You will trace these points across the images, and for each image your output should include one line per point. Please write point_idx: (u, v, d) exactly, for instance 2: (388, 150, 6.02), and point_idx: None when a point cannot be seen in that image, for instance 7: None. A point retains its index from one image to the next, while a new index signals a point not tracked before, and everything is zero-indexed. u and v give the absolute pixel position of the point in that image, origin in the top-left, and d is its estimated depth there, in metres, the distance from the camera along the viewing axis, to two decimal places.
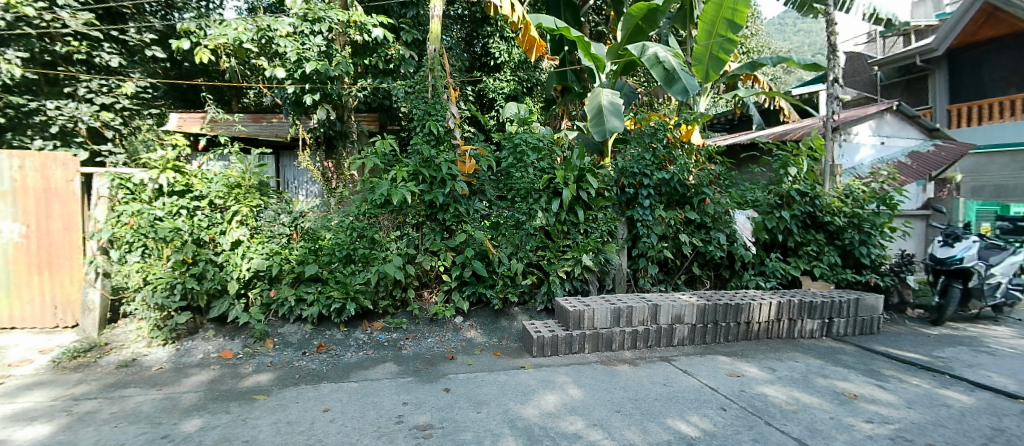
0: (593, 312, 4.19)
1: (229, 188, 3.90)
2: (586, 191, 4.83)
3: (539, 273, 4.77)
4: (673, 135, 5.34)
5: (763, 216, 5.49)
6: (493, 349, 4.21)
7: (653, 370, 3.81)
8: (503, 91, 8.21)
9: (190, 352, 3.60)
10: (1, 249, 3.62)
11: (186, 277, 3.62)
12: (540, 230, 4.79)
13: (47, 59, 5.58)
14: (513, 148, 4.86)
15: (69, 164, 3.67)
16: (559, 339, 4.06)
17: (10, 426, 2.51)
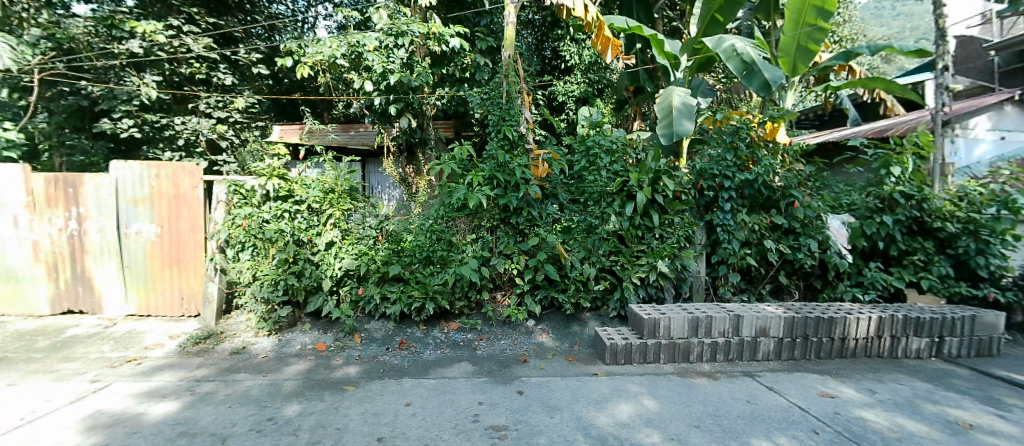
0: (669, 321, 3.99)
1: (325, 193, 4.24)
2: (662, 194, 4.63)
3: (613, 278, 4.65)
4: (757, 134, 4.97)
5: (862, 220, 4.92)
6: (565, 354, 4.17)
7: (735, 386, 3.55)
8: (574, 94, 8.11)
9: (289, 343, 3.94)
10: (142, 246, 4.19)
11: (288, 274, 3.98)
12: (614, 234, 4.66)
13: (176, 81, 6.42)
14: (585, 151, 4.78)
15: (195, 173, 4.16)
16: (633, 347, 3.93)
17: (149, 400, 2.90)
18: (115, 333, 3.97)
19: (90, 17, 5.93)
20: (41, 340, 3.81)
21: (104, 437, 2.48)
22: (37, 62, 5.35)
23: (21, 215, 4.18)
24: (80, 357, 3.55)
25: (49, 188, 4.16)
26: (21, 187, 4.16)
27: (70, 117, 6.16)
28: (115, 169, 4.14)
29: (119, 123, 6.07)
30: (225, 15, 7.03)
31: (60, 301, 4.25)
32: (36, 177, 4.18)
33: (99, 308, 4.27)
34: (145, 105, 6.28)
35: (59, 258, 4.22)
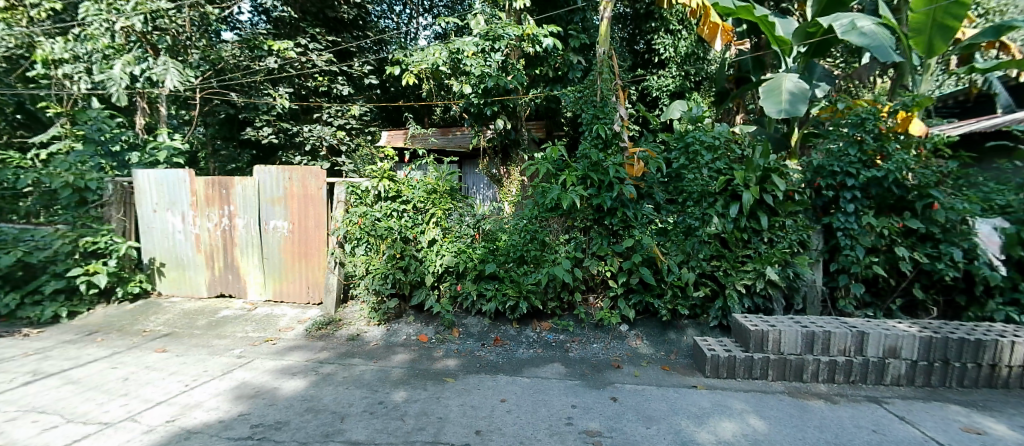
0: (780, 334, 3.60)
1: (428, 194, 4.49)
2: (772, 194, 4.21)
3: (714, 285, 4.32)
4: (886, 125, 4.26)
5: (1020, 225, 4.05)
6: (661, 363, 3.97)
7: (858, 412, 3.11)
8: (669, 89, 7.66)
9: (396, 333, 4.23)
10: (278, 240, 4.75)
11: (396, 269, 4.30)
12: (715, 237, 4.34)
13: (303, 93, 7.23)
14: (684, 148, 4.47)
15: (319, 175, 4.61)
16: (736, 360, 3.61)
17: (282, 377, 3.28)
18: (255, 315, 4.56)
19: (236, 40, 6.82)
20: (201, 318, 4.51)
21: (249, 406, 2.85)
22: (197, 84, 6.26)
23: (187, 212, 4.96)
24: (229, 335, 4.13)
25: (208, 190, 4.88)
26: (187, 188, 4.94)
27: (220, 128, 7.31)
28: (257, 173, 4.73)
29: (261, 131, 6.99)
30: (342, 33, 7.72)
31: (215, 286, 4.98)
32: (198, 180, 4.93)
33: (244, 293, 4.92)
34: (280, 115, 7.12)
35: (215, 249, 4.94)
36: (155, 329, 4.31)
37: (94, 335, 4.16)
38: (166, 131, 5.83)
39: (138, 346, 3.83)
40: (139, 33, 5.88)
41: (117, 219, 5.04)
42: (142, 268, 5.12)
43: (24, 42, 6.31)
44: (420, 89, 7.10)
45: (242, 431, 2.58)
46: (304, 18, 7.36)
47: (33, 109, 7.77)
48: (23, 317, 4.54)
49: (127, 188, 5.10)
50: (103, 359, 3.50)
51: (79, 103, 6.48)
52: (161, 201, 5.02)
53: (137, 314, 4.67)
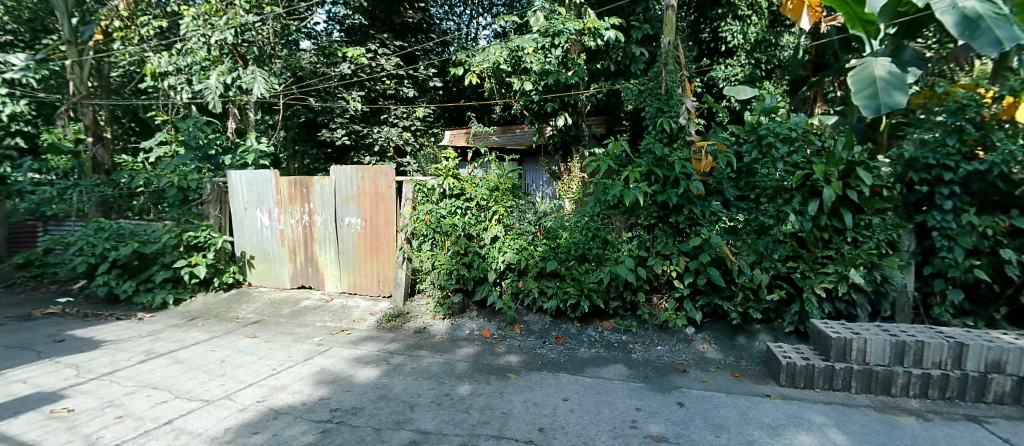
0: (865, 343, 3.28)
1: (491, 191, 4.56)
2: (856, 190, 3.85)
3: (791, 288, 4.02)
4: (989, 112, 3.78)
5: None
6: (730, 369, 3.77)
7: (957, 432, 2.78)
8: (737, 78, 7.23)
9: (460, 327, 4.33)
10: (352, 236, 5.01)
11: (460, 265, 4.41)
12: (792, 236, 4.04)
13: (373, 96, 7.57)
14: (756, 140, 4.20)
15: (389, 174, 4.81)
16: (815, 370, 3.34)
17: (357, 365, 3.46)
18: (332, 306, 4.84)
19: (313, 49, 7.33)
20: (285, 307, 4.87)
21: (328, 391, 3.05)
22: (282, 89, 6.75)
23: (273, 210, 5.37)
24: (309, 324, 4.43)
25: (291, 189, 5.25)
26: (273, 188, 5.34)
27: (299, 132, 7.83)
28: (333, 172, 5.02)
29: (335, 133, 7.42)
30: (408, 37, 8.04)
31: (296, 278, 5.34)
32: (282, 180, 5.32)
33: (322, 284, 5.23)
34: (352, 118, 7.51)
35: (297, 243, 5.30)
36: (246, 316, 4.72)
37: (195, 320, 4.63)
38: (254, 135, 6.28)
39: (232, 332, 4.20)
40: (230, 46, 6.46)
41: (215, 215, 5.55)
42: (235, 260, 5.60)
43: (136, 58, 7.11)
44: (482, 88, 7.22)
45: (323, 414, 2.75)
46: (373, 24, 7.71)
47: (143, 118, 8.74)
48: (139, 302, 5.14)
49: (223, 187, 5.61)
50: (203, 342, 3.87)
51: (180, 111, 7.22)
52: (251, 199, 5.47)
53: (230, 302, 5.13)
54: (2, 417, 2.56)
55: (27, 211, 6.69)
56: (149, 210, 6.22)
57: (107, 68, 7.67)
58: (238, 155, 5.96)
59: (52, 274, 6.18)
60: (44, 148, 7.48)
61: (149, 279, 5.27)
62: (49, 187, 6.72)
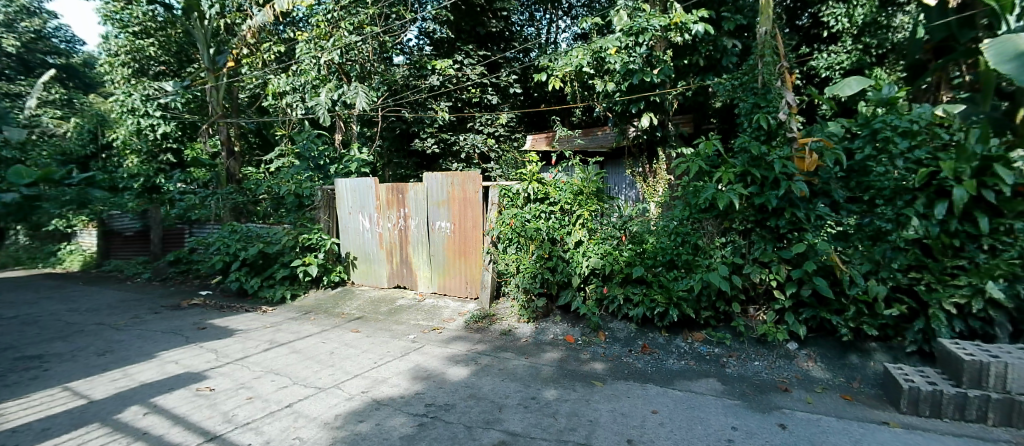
0: (1009, 367, 2.72)
1: (575, 195, 4.54)
2: (995, 189, 3.20)
3: (913, 302, 3.44)
4: None
5: None
6: (840, 391, 3.34)
7: None
8: (842, 66, 6.47)
9: (544, 331, 4.34)
10: (442, 240, 5.26)
11: (545, 269, 4.45)
12: (914, 243, 3.45)
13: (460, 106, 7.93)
14: (871, 136, 3.67)
15: (476, 180, 4.98)
16: (943, 397, 2.83)
17: (448, 363, 3.62)
18: (424, 305, 5.09)
19: (405, 63, 7.78)
20: (383, 305, 5.24)
21: (423, 386, 3.22)
22: (380, 102, 7.34)
23: (372, 214, 5.80)
24: (404, 322, 4.72)
25: (388, 195, 5.65)
26: (372, 194, 5.78)
27: (393, 141, 8.33)
28: (426, 178, 5.31)
29: (426, 142, 7.87)
30: (490, 46, 8.26)
31: (392, 278, 5.70)
32: (381, 186, 5.73)
33: (414, 284, 5.53)
34: (440, 127, 7.90)
35: (393, 245, 5.66)
36: (350, 312, 5.16)
37: (309, 314, 5.14)
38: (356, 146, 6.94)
39: (338, 326, 4.59)
40: (337, 65, 7.10)
41: (325, 219, 6.12)
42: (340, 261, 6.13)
43: (259, 81, 8.08)
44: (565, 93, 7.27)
45: (419, 408, 2.91)
46: (458, 36, 8.03)
47: (264, 134, 9.90)
48: (263, 296, 5.82)
49: (330, 194, 6.19)
50: (315, 334, 4.27)
51: (295, 127, 8.09)
52: (353, 204, 5.96)
53: (336, 299, 5.61)
54: (161, 392, 3.02)
55: (179, 216, 7.89)
56: (270, 215, 7.04)
57: (236, 91, 8.81)
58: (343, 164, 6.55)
59: (196, 270, 7.22)
60: (190, 162, 8.77)
61: (270, 276, 5.96)
62: (194, 195, 7.87)
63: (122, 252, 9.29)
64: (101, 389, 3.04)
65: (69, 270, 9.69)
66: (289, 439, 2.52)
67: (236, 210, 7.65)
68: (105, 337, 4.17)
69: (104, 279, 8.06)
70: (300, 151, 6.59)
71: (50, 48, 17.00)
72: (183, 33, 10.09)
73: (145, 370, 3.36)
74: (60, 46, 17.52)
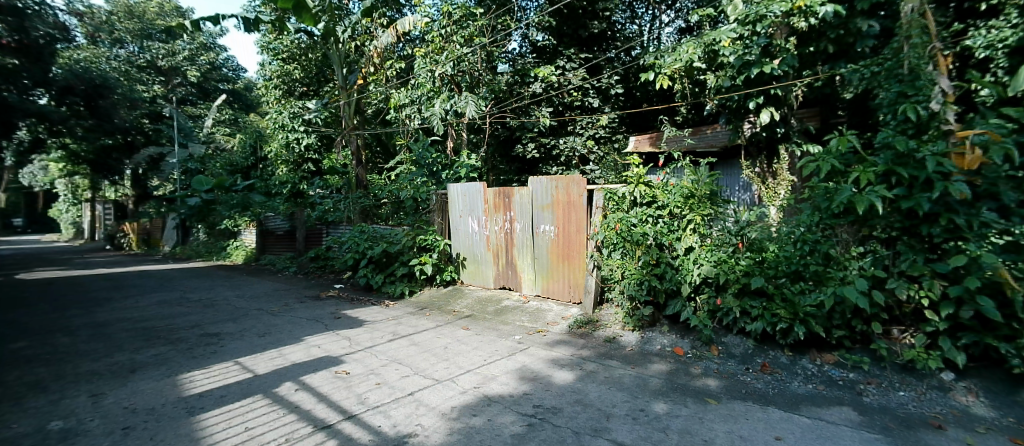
0: None
1: (685, 198, 4.32)
2: None
3: None
4: None
5: None
6: (1013, 435, 2.64)
7: None
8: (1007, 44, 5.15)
9: (651, 342, 4.19)
10: (546, 243, 5.34)
11: (652, 276, 4.28)
12: None
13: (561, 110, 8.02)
14: None
15: (581, 183, 4.98)
16: None
17: (554, 367, 3.66)
18: (528, 307, 5.21)
19: (509, 71, 8.09)
20: (490, 305, 5.46)
21: (531, 387, 3.29)
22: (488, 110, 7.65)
23: (480, 217, 6.09)
24: (509, 323, 4.89)
25: (495, 199, 5.88)
26: (480, 197, 6.07)
27: (497, 147, 8.68)
28: (530, 183, 5.43)
29: (527, 148, 8.10)
30: (593, 47, 8.26)
31: (498, 279, 5.91)
32: (489, 191, 5.99)
33: (518, 286, 5.68)
34: (542, 132, 8.05)
35: (499, 248, 5.88)
36: (460, 310, 5.47)
37: (424, 310, 5.56)
38: (465, 152, 7.40)
39: (450, 323, 4.89)
40: (450, 77, 7.51)
41: (439, 222, 6.60)
42: (452, 261, 6.52)
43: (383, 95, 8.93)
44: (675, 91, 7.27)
45: (528, 409, 2.99)
46: (561, 40, 8.16)
47: (385, 143, 10.68)
48: (386, 291, 6.43)
49: (443, 198, 6.64)
50: (431, 329, 4.60)
51: (413, 136, 8.84)
52: (462, 207, 6.31)
53: (447, 297, 5.98)
54: (307, 372, 3.47)
55: (318, 218, 9.00)
56: (391, 217, 7.74)
57: (364, 106, 9.84)
58: (453, 170, 7.02)
59: (330, 266, 8.16)
60: (326, 170, 9.93)
61: (391, 273, 6.56)
62: (330, 200, 8.90)
63: (274, 249, 10.81)
64: (263, 365, 3.58)
65: (234, 263, 11.52)
66: (412, 425, 2.74)
67: (363, 212, 8.52)
68: (265, 320, 4.91)
69: (262, 271, 9.46)
70: (418, 159, 7.31)
71: (222, 77, 20.37)
72: (321, 56, 11.49)
73: (295, 352, 3.89)
74: (228, 74, 20.87)
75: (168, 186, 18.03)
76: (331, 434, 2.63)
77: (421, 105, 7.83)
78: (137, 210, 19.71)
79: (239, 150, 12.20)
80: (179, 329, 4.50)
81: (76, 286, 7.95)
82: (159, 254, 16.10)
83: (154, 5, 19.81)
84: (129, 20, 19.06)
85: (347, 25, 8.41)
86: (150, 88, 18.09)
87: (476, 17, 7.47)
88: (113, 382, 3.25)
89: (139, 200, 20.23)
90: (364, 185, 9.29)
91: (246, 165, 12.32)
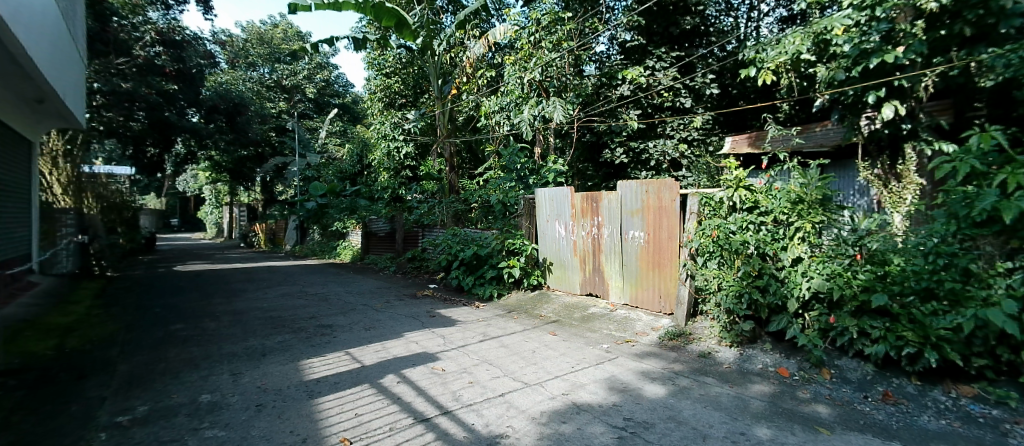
0: None
1: (793, 204, 3.96)
2: None
3: None
4: None
5: None
6: None
7: None
8: None
9: (751, 360, 3.92)
10: (636, 250, 5.23)
11: (753, 288, 3.98)
12: None
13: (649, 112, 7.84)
14: None
15: (673, 187, 4.81)
16: None
17: (644, 379, 3.57)
18: (616, 315, 5.13)
19: (596, 73, 8.03)
20: (577, 311, 5.46)
21: (621, 399, 3.23)
22: (576, 114, 7.59)
23: (568, 222, 6.13)
24: (597, 331, 4.86)
25: (583, 204, 5.90)
26: (568, 202, 6.12)
27: (583, 152, 8.66)
28: (620, 187, 5.38)
29: (615, 152, 8.02)
30: (684, 44, 7.97)
31: (585, 285, 5.89)
32: (576, 195, 6.03)
33: (606, 294, 5.61)
34: (630, 135, 7.92)
35: (586, 253, 5.87)
36: (546, 315, 5.53)
37: (512, 313, 5.71)
38: (553, 158, 7.55)
39: (537, 327, 4.98)
40: (538, 82, 7.59)
41: (527, 226, 6.78)
42: (538, 265, 6.61)
43: (473, 104, 9.27)
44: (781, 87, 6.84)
45: (618, 421, 2.94)
46: (651, 39, 7.98)
47: (474, 150, 11.10)
48: (476, 293, 6.70)
49: (531, 202, 6.80)
50: (519, 332, 4.71)
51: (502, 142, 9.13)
52: (551, 212, 6.41)
53: (534, 301, 6.08)
54: (407, 366, 3.72)
55: (415, 221, 9.62)
56: (480, 220, 8.05)
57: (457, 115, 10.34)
58: (542, 175, 7.28)
59: (425, 266, 8.69)
60: (422, 176, 10.62)
61: (480, 275, 6.83)
62: (426, 205, 9.48)
63: (376, 249, 11.72)
64: (369, 357, 3.91)
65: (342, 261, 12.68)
66: (503, 426, 2.83)
67: (455, 217, 8.96)
68: (369, 315, 5.35)
69: (366, 270, 10.32)
70: (507, 164, 7.56)
71: (334, 93, 22.43)
72: (418, 70, 12.25)
73: (396, 346, 4.19)
74: (340, 90, 22.91)
75: (288, 191, 20.36)
76: (430, 428, 2.80)
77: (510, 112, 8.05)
78: (265, 212, 22.51)
79: (347, 159, 13.45)
80: (299, 319, 5.08)
81: (218, 278, 9.29)
82: (281, 252, 18.25)
83: (279, 31, 22.57)
84: (261, 46, 21.75)
85: (443, 38, 8.91)
86: (276, 105, 20.65)
87: (564, 21, 7.52)
88: (249, 364, 3.75)
89: (266, 203, 23.14)
90: (457, 190, 9.70)
91: (353, 171, 13.69)
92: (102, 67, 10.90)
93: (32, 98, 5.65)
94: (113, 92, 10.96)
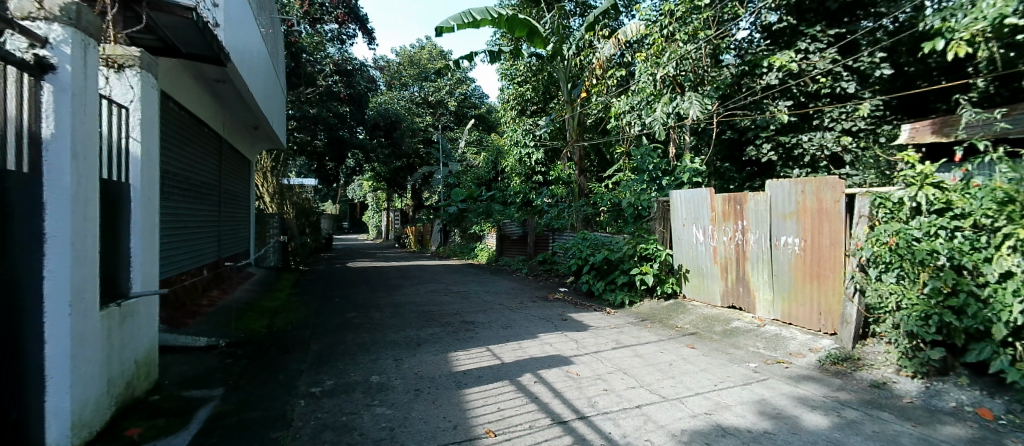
0: None
1: (1002, 204, 3.20)
2: None
3: None
4: None
5: None
6: None
7: None
8: None
9: (940, 395, 3.26)
10: (791, 258, 4.73)
11: (944, 309, 3.29)
12: None
13: (803, 100, 7.12)
14: None
15: (837, 186, 4.25)
16: None
17: (802, 407, 3.23)
18: (765, 332, 4.71)
19: (735, 63, 7.49)
20: (717, 324, 5.13)
21: (774, 427, 2.96)
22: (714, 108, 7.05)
23: (708, 226, 5.80)
24: (741, 347, 4.51)
25: (725, 206, 5.53)
26: (708, 205, 5.80)
27: (723, 149, 8.13)
28: (770, 188, 4.94)
29: (762, 150, 7.39)
30: (843, 19, 6.98)
31: (727, 297, 5.52)
32: (717, 197, 5.69)
33: (753, 307, 5.18)
34: (779, 129, 7.26)
35: (729, 260, 5.50)
36: (683, 326, 5.30)
37: (646, 321, 5.59)
38: (689, 157, 7.20)
39: (673, 338, 4.80)
40: (672, 77, 7.27)
41: (660, 231, 6.58)
42: (673, 272, 6.37)
43: (603, 106, 9.20)
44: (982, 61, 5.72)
45: None
46: (802, 17, 7.12)
47: (603, 152, 11.00)
48: (606, 299, 6.68)
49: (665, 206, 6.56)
50: (654, 343, 4.59)
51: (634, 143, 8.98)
52: (688, 216, 6.13)
53: (669, 310, 5.87)
54: (543, 367, 3.89)
55: (547, 224, 9.92)
56: (612, 224, 8.00)
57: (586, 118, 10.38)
58: (675, 177, 6.97)
59: (556, 270, 8.94)
60: (553, 181, 10.88)
61: (611, 280, 6.80)
62: (557, 209, 9.72)
63: (510, 251, 12.31)
64: (508, 355, 4.16)
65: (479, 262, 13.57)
66: (641, 439, 2.78)
67: (585, 221, 9.04)
68: (506, 315, 5.68)
69: (501, 271, 10.94)
70: (639, 165, 7.44)
71: (471, 104, 23.90)
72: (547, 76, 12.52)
73: (532, 347, 4.39)
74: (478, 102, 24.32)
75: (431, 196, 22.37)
76: (567, 430, 2.88)
77: (642, 110, 7.75)
78: (414, 215, 25.07)
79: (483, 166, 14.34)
80: (446, 315, 5.60)
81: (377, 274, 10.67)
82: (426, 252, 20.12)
83: (425, 53, 24.81)
84: (411, 68, 23.96)
85: (572, 43, 8.99)
86: (422, 119, 22.88)
87: (700, 10, 7.02)
88: (407, 352, 4.25)
89: (414, 207, 25.77)
90: (587, 193, 9.77)
91: (488, 177, 14.58)
92: (295, 97, 13.51)
93: (250, 125, 7.07)
94: (303, 116, 13.36)
